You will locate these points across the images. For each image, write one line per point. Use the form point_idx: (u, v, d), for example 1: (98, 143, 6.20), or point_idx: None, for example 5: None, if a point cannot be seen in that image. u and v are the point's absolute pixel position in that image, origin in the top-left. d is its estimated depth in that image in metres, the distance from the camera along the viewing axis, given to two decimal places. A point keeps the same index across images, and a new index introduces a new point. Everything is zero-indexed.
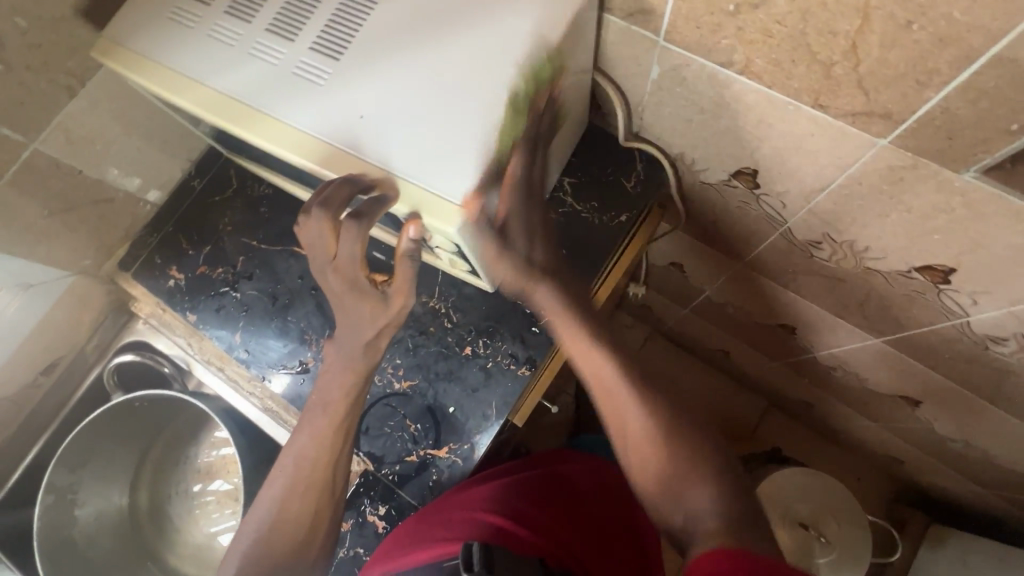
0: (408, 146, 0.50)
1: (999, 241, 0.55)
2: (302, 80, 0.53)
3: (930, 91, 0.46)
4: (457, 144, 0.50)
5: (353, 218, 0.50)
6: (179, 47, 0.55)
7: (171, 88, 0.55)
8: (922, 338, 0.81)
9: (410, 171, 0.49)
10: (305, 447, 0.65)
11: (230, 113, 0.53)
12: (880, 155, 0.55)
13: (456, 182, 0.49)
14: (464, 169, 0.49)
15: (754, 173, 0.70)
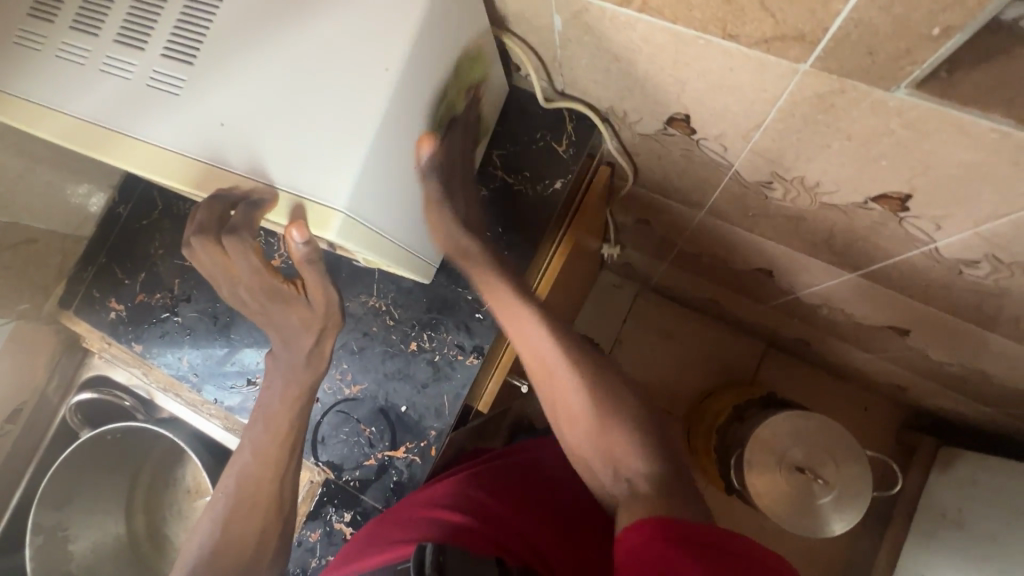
0: (278, 150, 0.46)
1: (949, 160, 0.49)
2: (157, 91, 0.48)
3: (839, 3, 0.40)
4: (330, 142, 0.45)
5: (226, 235, 0.50)
6: (30, 74, 0.51)
7: (31, 121, 0.51)
8: (896, 268, 0.75)
9: (285, 178, 0.45)
10: (247, 465, 0.65)
11: (90, 140, 0.49)
12: (805, 82, 0.49)
13: (329, 183, 0.45)
14: (338, 168, 0.45)
15: (687, 118, 0.64)
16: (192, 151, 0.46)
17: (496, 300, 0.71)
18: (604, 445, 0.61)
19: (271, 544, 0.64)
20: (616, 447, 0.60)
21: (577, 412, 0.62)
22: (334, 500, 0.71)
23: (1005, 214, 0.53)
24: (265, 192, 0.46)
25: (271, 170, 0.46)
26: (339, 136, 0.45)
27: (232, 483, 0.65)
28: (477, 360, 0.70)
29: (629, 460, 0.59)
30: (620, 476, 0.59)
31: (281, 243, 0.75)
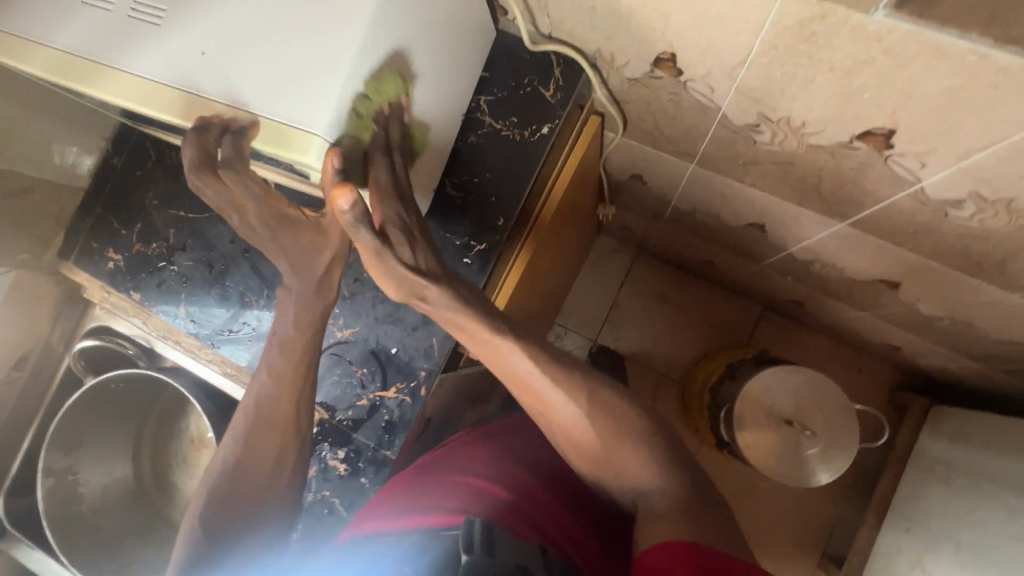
0: (255, 77, 0.46)
1: (929, 87, 0.49)
2: (138, 22, 0.48)
3: None
4: (306, 68, 0.45)
5: (222, 168, 0.52)
6: (18, 11, 0.51)
7: (21, 57, 0.51)
8: (885, 214, 0.75)
9: (262, 105, 0.46)
10: (264, 387, 0.68)
11: (77, 73, 0.49)
12: (786, 8, 0.49)
13: (306, 107, 0.45)
14: (314, 92, 0.45)
15: (673, 57, 0.64)
16: (172, 81, 0.47)
17: (484, 245, 0.73)
18: (610, 452, 0.67)
19: (290, 464, 0.68)
20: (625, 461, 0.66)
21: (588, 446, 0.68)
22: (328, 438, 0.74)
23: (986, 146, 0.53)
24: (243, 118, 0.47)
25: (248, 96, 0.46)
26: (315, 63, 0.45)
27: (253, 407, 0.67)
28: None
29: (637, 468, 0.66)
30: (632, 490, 0.66)
31: (273, 191, 0.75)
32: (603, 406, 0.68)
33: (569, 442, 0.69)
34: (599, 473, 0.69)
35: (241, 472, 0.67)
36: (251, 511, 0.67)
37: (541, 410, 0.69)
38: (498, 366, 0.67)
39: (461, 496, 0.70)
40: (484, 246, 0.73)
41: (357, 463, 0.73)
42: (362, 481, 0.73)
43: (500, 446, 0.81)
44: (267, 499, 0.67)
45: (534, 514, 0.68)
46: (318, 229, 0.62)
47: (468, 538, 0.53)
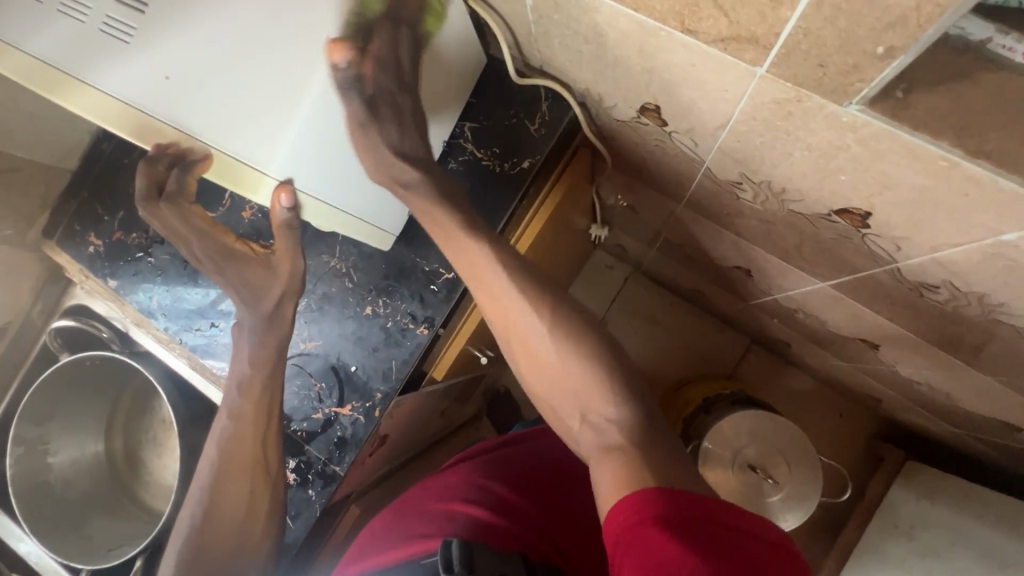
0: (213, 112, 0.48)
1: (903, 182, 0.48)
2: (109, 40, 0.46)
3: (786, 10, 0.38)
4: (265, 116, 0.49)
5: (166, 198, 0.60)
6: None
7: None
8: (864, 283, 0.74)
9: (216, 139, 0.49)
10: (226, 429, 0.69)
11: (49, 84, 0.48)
12: (763, 86, 0.47)
13: (271, 155, 0.51)
14: (269, 140, 0.50)
15: (657, 109, 0.63)
16: (118, 94, 0.46)
17: (452, 274, 0.72)
18: (572, 391, 0.60)
19: (264, 503, 0.68)
20: (586, 392, 0.59)
21: (556, 381, 0.61)
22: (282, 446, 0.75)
23: (959, 244, 0.51)
24: (199, 150, 0.51)
25: (199, 127, 0.48)
26: (273, 115, 0.50)
27: (219, 451, 0.68)
28: (426, 331, 0.72)
29: (602, 407, 0.58)
30: (590, 424, 0.59)
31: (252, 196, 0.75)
32: (581, 339, 0.61)
33: (541, 378, 0.62)
34: (557, 394, 0.61)
35: (215, 522, 0.66)
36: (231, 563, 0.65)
37: (515, 339, 0.63)
38: (482, 293, 0.63)
39: (441, 519, 0.72)
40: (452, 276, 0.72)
41: (306, 475, 0.74)
42: (309, 493, 0.74)
43: (472, 465, 0.83)
44: (248, 544, 0.67)
45: (520, 531, 0.70)
46: (264, 264, 0.68)
47: (447, 560, 0.56)
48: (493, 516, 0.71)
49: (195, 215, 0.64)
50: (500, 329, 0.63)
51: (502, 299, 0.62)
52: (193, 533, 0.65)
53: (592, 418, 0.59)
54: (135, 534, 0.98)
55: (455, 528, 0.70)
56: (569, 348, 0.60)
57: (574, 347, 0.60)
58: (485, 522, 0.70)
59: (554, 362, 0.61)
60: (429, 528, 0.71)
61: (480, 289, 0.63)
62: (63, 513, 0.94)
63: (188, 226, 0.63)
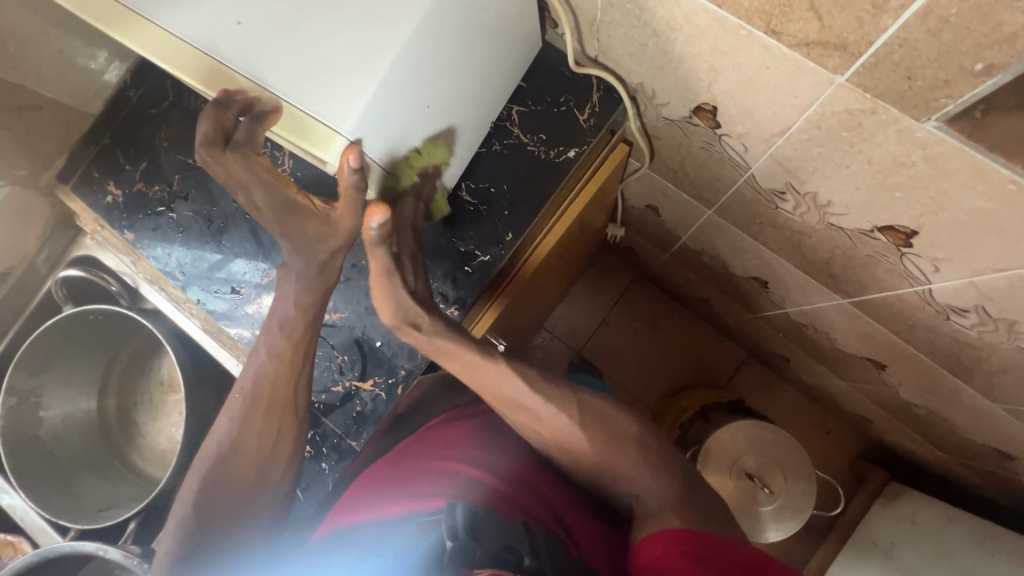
0: (292, 67, 0.45)
1: (962, 203, 0.49)
2: None
3: (888, 18, 0.38)
4: (345, 76, 0.47)
5: (231, 148, 0.56)
6: None
7: None
8: (888, 303, 0.75)
9: (296, 100, 0.47)
10: (262, 368, 0.67)
11: (114, 20, 0.45)
12: (837, 95, 0.47)
13: (340, 109, 0.48)
14: (349, 102, 0.48)
15: (714, 110, 0.63)
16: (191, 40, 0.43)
17: (487, 258, 0.74)
18: (606, 458, 0.67)
19: (287, 445, 0.67)
20: (617, 461, 0.67)
21: (563, 444, 0.69)
22: None
23: (1003, 269, 0.53)
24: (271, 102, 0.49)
25: (281, 86, 0.46)
26: (354, 77, 0.47)
27: (249, 385, 0.67)
28: (458, 311, 0.74)
29: (635, 476, 0.66)
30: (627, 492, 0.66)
31: (286, 158, 0.76)
32: (578, 410, 0.70)
33: (559, 443, 0.69)
34: (587, 469, 0.69)
35: (234, 453, 0.64)
36: (243, 497, 0.65)
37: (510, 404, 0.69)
38: (491, 391, 0.70)
39: (445, 479, 0.68)
40: (486, 259, 0.74)
41: (321, 448, 0.73)
42: (323, 466, 0.74)
43: (481, 425, 0.79)
44: (265, 487, 0.65)
45: (530, 502, 0.66)
46: (315, 224, 0.65)
47: (451, 526, 0.53)
48: (501, 482, 0.67)
49: (260, 167, 0.60)
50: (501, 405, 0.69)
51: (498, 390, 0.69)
52: (215, 462, 0.64)
53: (633, 488, 0.66)
54: (125, 497, 0.94)
55: (462, 490, 0.66)
56: (580, 421, 0.69)
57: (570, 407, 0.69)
58: (496, 487, 0.66)
59: (575, 441, 0.68)
60: (430, 483, 0.68)
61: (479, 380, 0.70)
62: (51, 471, 0.90)
63: (234, 177, 0.60)
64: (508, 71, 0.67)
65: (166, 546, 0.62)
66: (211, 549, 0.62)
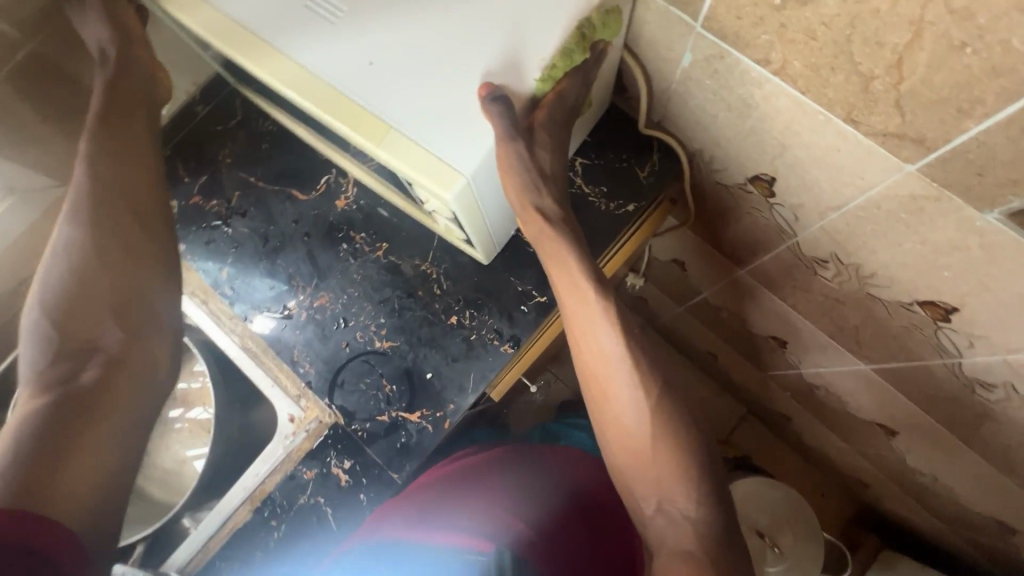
0: (421, 111, 0.50)
1: (1011, 287, 0.53)
2: (325, 25, 0.51)
3: (970, 122, 0.43)
4: (458, 92, 0.50)
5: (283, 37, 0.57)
6: None
7: (196, 18, 0.53)
8: (912, 372, 0.79)
9: (407, 122, 0.49)
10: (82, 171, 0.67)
11: (250, 50, 0.52)
12: (904, 181, 0.52)
13: (465, 152, 0.50)
14: (471, 141, 0.50)
15: (771, 181, 0.68)
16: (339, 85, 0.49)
17: (545, 298, 0.73)
18: (656, 477, 0.62)
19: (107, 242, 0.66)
20: (667, 481, 0.61)
21: (634, 439, 0.63)
22: (338, 445, 0.72)
23: None
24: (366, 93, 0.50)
25: (412, 126, 0.49)
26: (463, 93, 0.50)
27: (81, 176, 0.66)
28: (511, 349, 0.72)
29: (678, 499, 0.61)
30: (664, 513, 0.61)
31: (351, 186, 0.78)
32: (663, 400, 0.63)
33: (620, 429, 0.64)
34: (636, 479, 0.63)
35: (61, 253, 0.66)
36: (75, 303, 0.65)
37: (606, 378, 0.64)
38: (581, 336, 0.64)
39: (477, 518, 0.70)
40: (543, 300, 0.73)
41: (360, 478, 0.72)
42: (360, 497, 0.72)
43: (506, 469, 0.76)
44: (114, 296, 0.66)
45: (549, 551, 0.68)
46: None
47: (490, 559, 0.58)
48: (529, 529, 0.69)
49: None
50: (590, 370, 0.65)
51: (590, 347, 0.64)
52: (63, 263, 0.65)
53: (668, 507, 0.61)
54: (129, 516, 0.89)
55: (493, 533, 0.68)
56: (656, 421, 0.62)
57: (656, 398, 0.63)
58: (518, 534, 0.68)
59: (641, 437, 0.62)
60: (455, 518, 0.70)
61: (577, 327, 0.64)
62: None
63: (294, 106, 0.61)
64: (583, 121, 0.71)
65: (36, 367, 0.64)
66: (91, 358, 0.64)
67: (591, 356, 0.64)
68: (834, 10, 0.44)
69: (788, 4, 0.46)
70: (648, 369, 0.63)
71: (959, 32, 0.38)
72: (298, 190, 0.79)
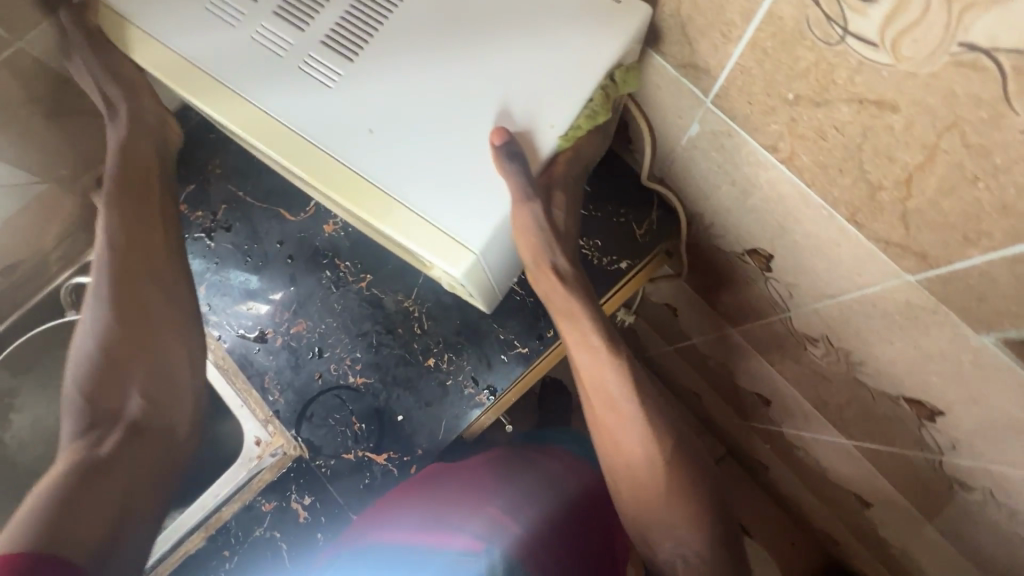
0: (427, 185, 0.48)
1: (999, 406, 0.52)
2: (324, 92, 0.50)
3: (975, 250, 0.41)
4: (462, 162, 0.49)
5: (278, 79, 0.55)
6: (202, 41, 0.52)
7: (190, 83, 0.52)
8: (893, 457, 0.78)
9: (410, 196, 0.48)
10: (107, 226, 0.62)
11: (249, 120, 0.51)
12: (901, 288, 0.50)
13: (476, 227, 0.48)
14: (481, 216, 0.48)
15: (769, 257, 0.66)
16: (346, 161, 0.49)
17: (525, 349, 0.71)
18: (670, 519, 0.61)
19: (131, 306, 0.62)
20: (679, 522, 0.61)
21: (646, 484, 0.61)
22: (299, 480, 0.71)
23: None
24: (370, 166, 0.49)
25: (418, 200, 0.48)
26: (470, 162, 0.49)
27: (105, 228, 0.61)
28: (487, 399, 0.70)
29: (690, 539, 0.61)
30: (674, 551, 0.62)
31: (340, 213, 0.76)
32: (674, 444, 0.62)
33: (631, 475, 0.62)
34: (646, 520, 0.63)
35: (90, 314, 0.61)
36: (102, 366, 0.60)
37: (615, 426, 0.61)
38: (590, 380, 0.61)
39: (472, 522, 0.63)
40: (525, 350, 0.71)
41: (319, 515, 0.70)
42: (317, 536, 0.71)
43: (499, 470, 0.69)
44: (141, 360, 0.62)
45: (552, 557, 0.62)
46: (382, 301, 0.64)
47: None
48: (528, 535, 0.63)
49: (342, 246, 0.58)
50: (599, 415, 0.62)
51: (600, 390, 0.60)
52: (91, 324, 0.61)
53: (679, 546, 0.61)
54: None
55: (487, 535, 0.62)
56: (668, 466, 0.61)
57: (667, 443, 0.61)
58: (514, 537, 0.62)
59: (652, 480, 0.61)
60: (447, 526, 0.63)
61: (588, 369, 0.60)
62: None
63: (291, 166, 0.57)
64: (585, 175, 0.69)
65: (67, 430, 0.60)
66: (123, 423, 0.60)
67: (600, 401, 0.61)
68: (847, 117, 0.42)
69: (800, 101, 0.44)
70: (659, 418, 0.61)
71: (973, 166, 0.36)
72: (286, 209, 0.77)
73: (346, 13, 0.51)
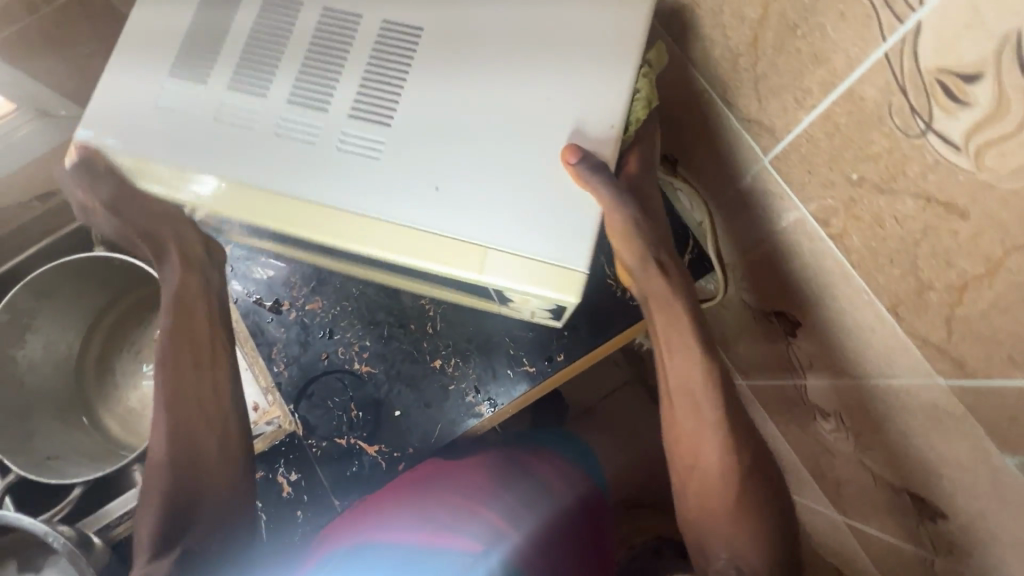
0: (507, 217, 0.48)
1: (1009, 527, 0.50)
2: (375, 164, 0.48)
3: (1017, 372, 0.39)
4: (528, 185, 0.49)
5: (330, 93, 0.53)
6: (223, 153, 0.49)
7: (241, 201, 0.49)
8: (884, 545, 0.76)
9: (501, 239, 0.48)
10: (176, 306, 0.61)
11: (325, 227, 0.49)
12: (930, 389, 0.48)
13: (576, 249, 0.48)
14: (576, 239, 0.48)
15: (795, 323, 0.64)
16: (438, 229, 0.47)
17: (533, 368, 0.71)
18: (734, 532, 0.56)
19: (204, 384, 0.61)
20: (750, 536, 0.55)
21: (716, 488, 0.57)
22: (289, 455, 0.71)
23: None
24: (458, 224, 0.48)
25: (505, 234, 0.47)
26: (547, 181, 0.49)
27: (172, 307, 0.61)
28: (485, 411, 0.70)
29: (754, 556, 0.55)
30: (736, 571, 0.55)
31: None
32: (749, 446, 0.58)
33: (698, 477, 0.58)
34: (706, 527, 0.58)
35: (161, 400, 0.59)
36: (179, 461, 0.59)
37: (692, 416, 0.58)
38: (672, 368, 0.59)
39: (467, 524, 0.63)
40: (533, 369, 0.70)
41: (302, 493, 0.71)
42: (297, 513, 0.71)
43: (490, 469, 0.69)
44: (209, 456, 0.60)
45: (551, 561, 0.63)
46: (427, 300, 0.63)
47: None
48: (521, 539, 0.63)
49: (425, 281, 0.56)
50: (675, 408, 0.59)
51: (683, 376, 0.58)
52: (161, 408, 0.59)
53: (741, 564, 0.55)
54: (83, 447, 0.88)
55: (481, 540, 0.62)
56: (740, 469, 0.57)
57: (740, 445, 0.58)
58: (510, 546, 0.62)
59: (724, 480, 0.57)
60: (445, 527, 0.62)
61: (675, 351, 0.58)
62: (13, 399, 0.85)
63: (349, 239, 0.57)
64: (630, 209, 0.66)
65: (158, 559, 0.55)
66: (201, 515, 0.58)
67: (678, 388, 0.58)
68: (910, 211, 0.40)
69: (863, 183, 0.43)
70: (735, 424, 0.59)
71: None
72: None
73: (365, 69, 0.50)
